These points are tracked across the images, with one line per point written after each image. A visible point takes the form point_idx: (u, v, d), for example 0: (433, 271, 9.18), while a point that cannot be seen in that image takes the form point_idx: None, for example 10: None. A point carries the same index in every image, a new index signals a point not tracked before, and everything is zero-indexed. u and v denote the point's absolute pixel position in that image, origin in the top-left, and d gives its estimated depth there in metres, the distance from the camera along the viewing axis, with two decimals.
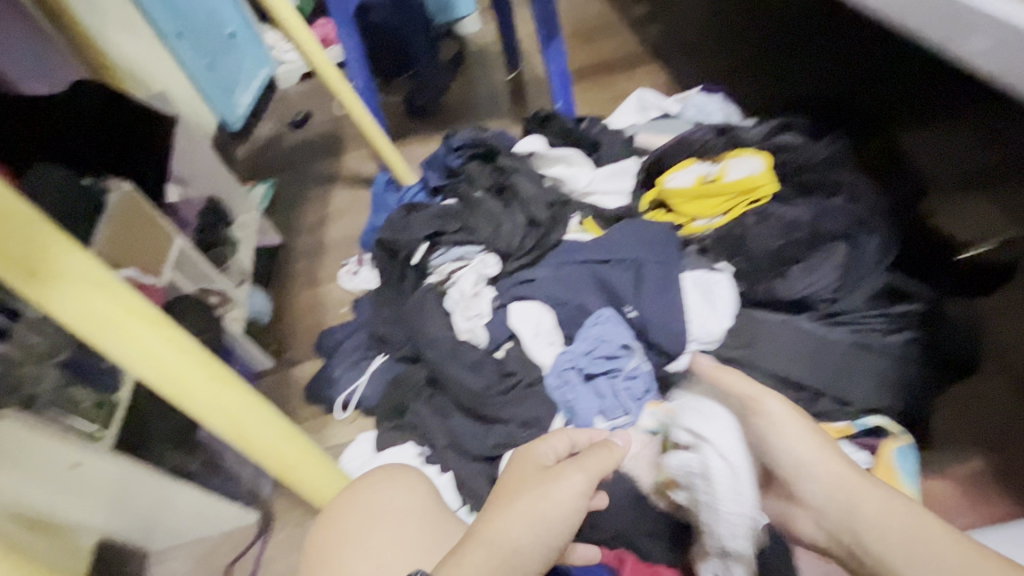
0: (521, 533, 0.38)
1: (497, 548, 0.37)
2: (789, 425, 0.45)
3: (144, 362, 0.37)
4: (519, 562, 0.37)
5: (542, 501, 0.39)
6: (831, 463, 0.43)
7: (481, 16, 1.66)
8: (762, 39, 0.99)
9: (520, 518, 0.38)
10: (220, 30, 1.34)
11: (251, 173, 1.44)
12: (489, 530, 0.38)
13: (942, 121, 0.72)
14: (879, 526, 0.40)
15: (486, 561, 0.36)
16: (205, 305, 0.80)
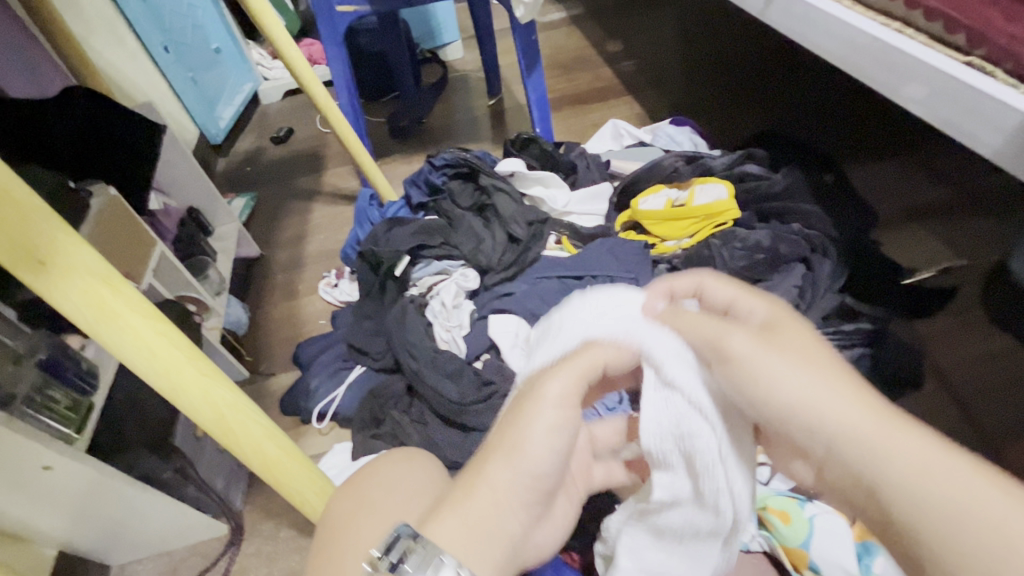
0: (510, 475, 0.35)
1: (488, 492, 0.35)
2: (775, 360, 0.30)
3: (139, 354, 0.38)
4: (493, 502, 0.34)
5: (528, 430, 0.36)
6: (843, 410, 0.28)
7: (465, 49, 1.74)
8: (740, 89, 1.16)
9: (505, 457, 0.35)
10: (206, 46, 1.40)
11: (230, 185, 1.44)
12: (486, 470, 0.35)
13: (901, 163, 0.86)
14: (934, 500, 0.25)
15: (460, 499, 0.34)
16: (185, 311, 0.80)
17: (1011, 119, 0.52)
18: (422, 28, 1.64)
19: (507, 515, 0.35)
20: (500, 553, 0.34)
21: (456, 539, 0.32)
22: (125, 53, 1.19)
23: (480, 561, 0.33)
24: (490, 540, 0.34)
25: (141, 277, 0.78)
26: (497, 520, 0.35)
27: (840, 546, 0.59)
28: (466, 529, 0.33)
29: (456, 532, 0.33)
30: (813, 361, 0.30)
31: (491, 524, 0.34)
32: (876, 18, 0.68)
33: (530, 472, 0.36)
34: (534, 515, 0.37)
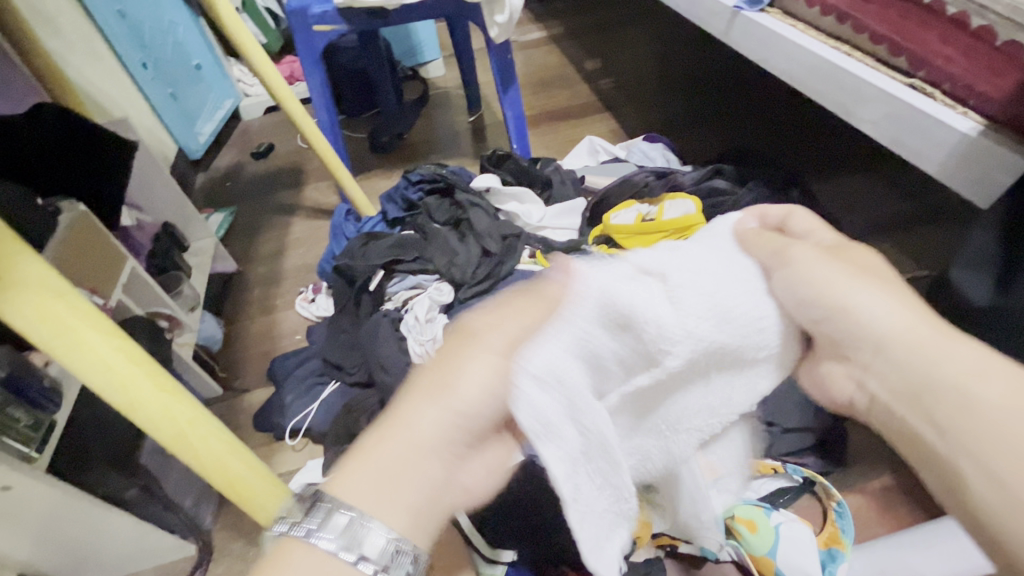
0: (426, 423, 0.34)
1: (402, 444, 0.34)
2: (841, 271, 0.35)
3: (98, 371, 0.38)
4: (419, 442, 0.34)
5: (449, 371, 0.35)
6: (897, 316, 0.33)
7: (448, 68, 1.77)
8: (700, 103, 1.18)
9: (430, 398, 0.34)
10: (186, 64, 1.40)
11: (209, 200, 1.44)
12: (397, 421, 0.35)
13: (850, 179, 0.85)
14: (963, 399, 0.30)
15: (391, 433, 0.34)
16: (156, 327, 0.80)
17: (952, 139, 0.56)
18: (403, 47, 1.67)
19: (432, 462, 0.34)
20: (422, 497, 0.34)
21: (367, 486, 0.33)
22: (103, 69, 1.19)
23: (392, 509, 0.33)
24: (402, 480, 0.33)
25: (110, 293, 0.77)
26: (414, 469, 0.33)
27: (803, 553, 0.60)
28: (377, 477, 0.33)
29: (366, 485, 0.33)
30: (880, 279, 0.35)
31: (403, 473, 0.33)
32: (828, 42, 0.71)
33: (448, 410, 0.34)
34: (457, 454, 0.34)
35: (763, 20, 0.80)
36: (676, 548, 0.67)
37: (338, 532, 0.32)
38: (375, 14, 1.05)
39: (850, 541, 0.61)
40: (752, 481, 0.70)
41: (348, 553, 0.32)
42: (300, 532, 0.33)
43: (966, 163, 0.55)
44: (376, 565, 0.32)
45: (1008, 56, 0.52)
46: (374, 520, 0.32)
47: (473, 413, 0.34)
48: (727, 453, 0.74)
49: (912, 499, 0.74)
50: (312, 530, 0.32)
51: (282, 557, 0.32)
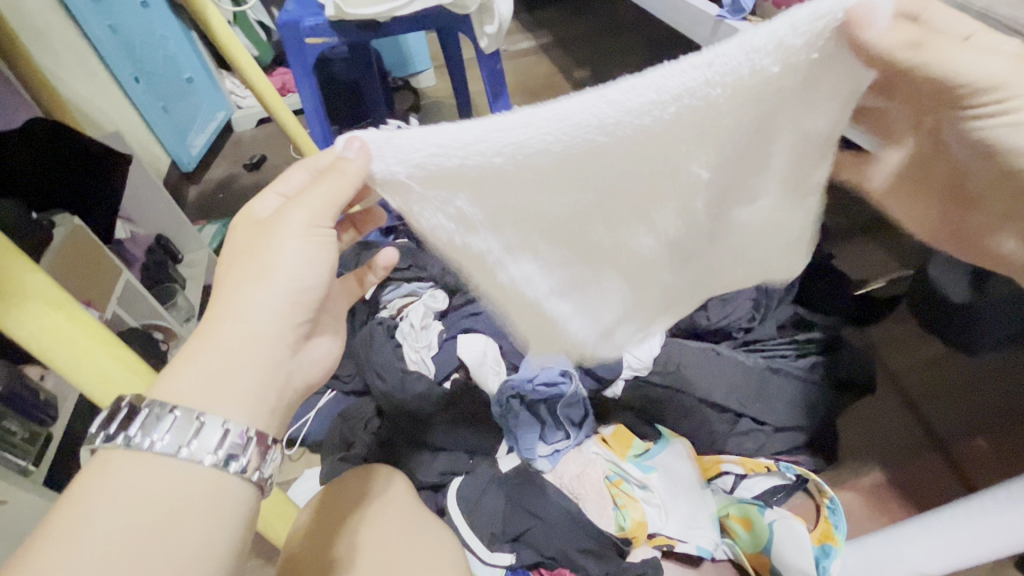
0: (256, 301, 0.38)
1: (225, 335, 0.37)
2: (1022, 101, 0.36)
3: (95, 379, 0.38)
4: (252, 334, 0.38)
5: (287, 250, 0.39)
6: None
7: (439, 78, 1.80)
8: None
9: (250, 284, 0.38)
10: (177, 76, 1.41)
11: (200, 212, 1.44)
12: (224, 304, 0.39)
13: None
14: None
15: (227, 330, 0.38)
16: (151, 338, 0.81)
17: None
18: (394, 57, 1.68)
19: (278, 346, 0.39)
20: (260, 382, 0.38)
21: (204, 375, 0.37)
22: (94, 83, 1.20)
23: (228, 398, 0.37)
24: (236, 376, 0.37)
25: (105, 307, 0.77)
26: (246, 353, 0.37)
27: (797, 548, 0.61)
28: (208, 372, 0.37)
29: (199, 369, 0.37)
30: None
31: (242, 350, 0.37)
32: None
33: (274, 280, 0.39)
34: (300, 333, 0.40)
35: (744, 28, 0.82)
36: (671, 548, 0.67)
37: (169, 430, 0.34)
38: (367, 26, 1.07)
39: (842, 537, 0.63)
40: (745, 480, 0.71)
41: (179, 448, 0.34)
42: (116, 441, 0.35)
43: None
44: (214, 455, 0.35)
45: None
46: (204, 414, 0.35)
47: (311, 290, 0.40)
48: (721, 453, 0.75)
49: (901, 493, 0.75)
50: (133, 435, 0.34)
51: (102, 466, 0.34)
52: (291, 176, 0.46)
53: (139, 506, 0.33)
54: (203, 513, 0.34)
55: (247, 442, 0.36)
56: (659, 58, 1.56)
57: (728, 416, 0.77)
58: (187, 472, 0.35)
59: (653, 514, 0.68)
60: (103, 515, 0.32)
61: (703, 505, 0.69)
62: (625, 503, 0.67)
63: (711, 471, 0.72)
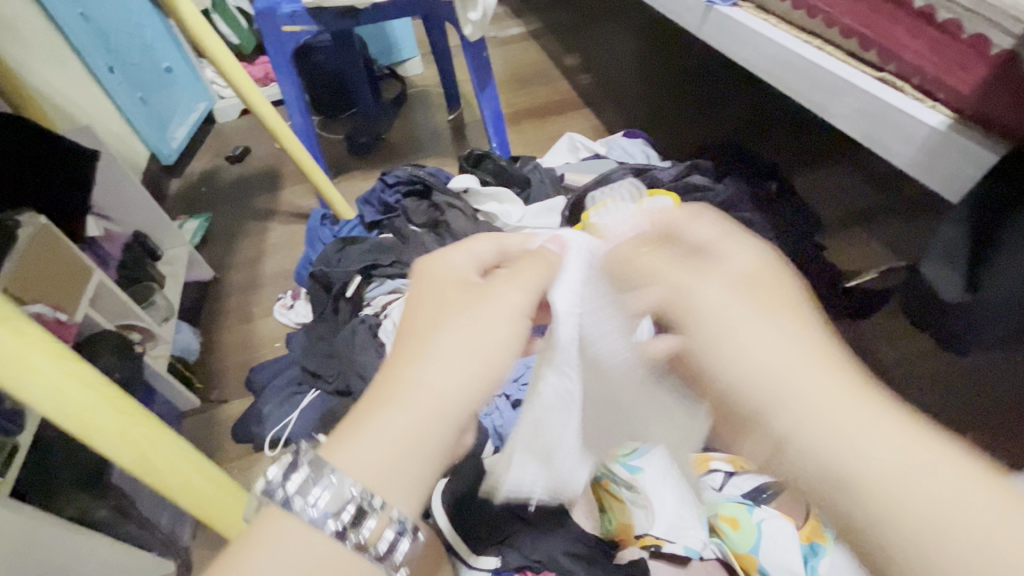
0: (447, 374, 0.36)
1: (411, 403, 0.36)
2: (746, 320, 0.33)
3: (48, 396, 0.36)
4: (441, 409, 0.36)
5: (481, 328, 0.38)
6: (789, 370, 0.30)
7: (427, 66, 1.75)
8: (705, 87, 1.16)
9: (467, 356, 0.37)
10: (155, 66, 1.36)
11: (182, 206, 1.40)
12: (409, 377, 0.36)
13: None
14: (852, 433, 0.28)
15: (427, 396, 0.36)
16: (125, 341, 0.78)
17: (922, 131, 0.56)
18: (380, 45, 1.64)
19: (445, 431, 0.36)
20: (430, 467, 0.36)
21: (391, 449, 0.35)
22: (68, 76, 1.16)
23: (406, 479, 0.35)
24: (418, 455, 0.35)
25: (75, 309, 0.74)
26: (429, 432, 0.35)
27: (787, 547, 0.61)
28: (394, 442, 0.35)
29: (386, 445, 0.35)
30: (777, 320, 0.32)
31: (427, 414, 0.35)
32: (801, 36, 0.71)
33: (478, 354, 0.37)
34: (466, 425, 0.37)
35: (735, 14, 0.79)
36: (659, 550, 0.64)
37: (322, 497, 0.34)
38: (346, 13, 1.03)
39: (830, 534, 0.62)
40: (735, 478, 0.70)
41: (329, 520, 0.34)
42: (276, 496, 0.35)
43: (934, 156, 0.56)
44: (336, 521, 0.34)
45: (974, 49, 0.52)
46: (337, 472, 0.35)
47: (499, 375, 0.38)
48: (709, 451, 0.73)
49: None
50: (291, 492, 0.35)
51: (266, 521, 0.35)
52: (476, 245, 0.44)
53: (299, 565, 0.33)
54: None
55: (371, 510, 0.34)
56: (654, 42, 1.52)
57: None
58: (334, 545, 0.34)
59: (640, 515, 0.66)
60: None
61: (691, 504, 0.67)
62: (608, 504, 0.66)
63: (700, 468, 0.71)
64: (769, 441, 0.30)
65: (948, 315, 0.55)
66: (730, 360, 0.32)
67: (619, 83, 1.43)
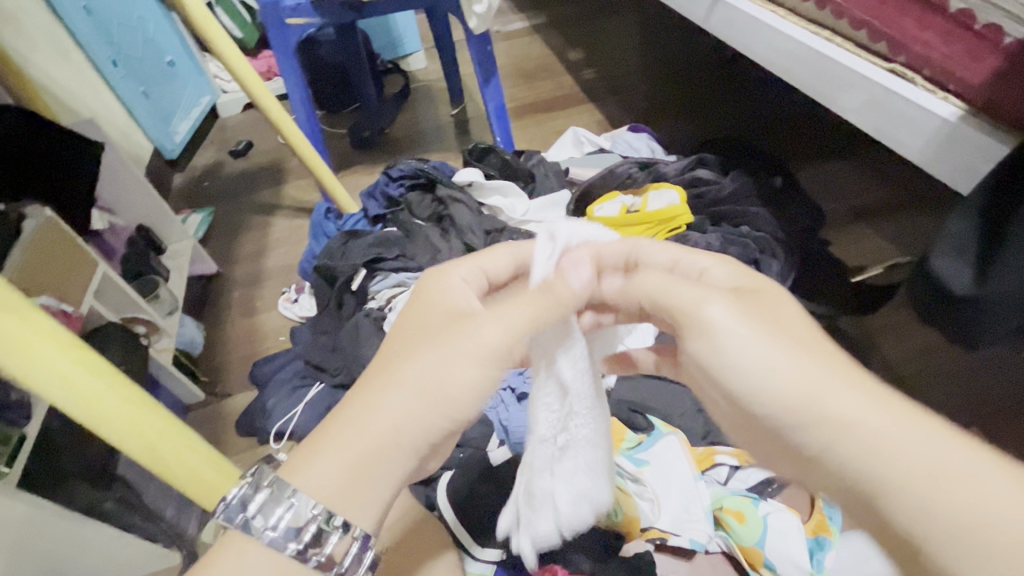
0: (402, 405, 0.36)
1: (367, 430, 0.35)
2: (739, 334, 0.33)
3: (57, 384, 0.36)
4: (396, 442, 0.36)
5: (446, 365, 0.36)
6: (794, 386, 0.32)
7: (430, 60, 1.74)
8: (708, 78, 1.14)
9: (422, 396, 0.36)
10: (158, 59, 1.36)
11: (185, 200, 1.40)
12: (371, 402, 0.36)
13: None
14: (873, 443, 0.29)
15: (379, 432, 0.35)
16: (131, 334, 0.78)
17: (933, 124, 0.55)
18: (383, 39, 1.63)
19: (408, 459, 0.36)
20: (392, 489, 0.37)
21: (339, 479, 0.35)
22: (70, 69, 1.16)
23: (364, 504, 0.36)
24: (376, 483, 0.36)
25: (80, 301, 0.74)
26: (388, 461, 0.36)
27: (794, 541, 0.61)
28: (348, 464, 0.35)
29: (336, 469, 0.35)
30: (773, 332, 0.34)
31: (377, 446, 0.35)
32: (809, 27, 0.70)
33: (438, 391, 0.36)
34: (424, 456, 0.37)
35: (744, 5, 0.79)
36: (665, 541, 0.64)
37: (282, 521, 0.34)
38: (350, 5, 1.03)
39: (836, 528, 0.63)
40: (739, 472, 0.71)
41: (290, 541, 0.35)
42: (236, 518, 0.35)
43: (945, 149, 0.56)
44: (296, 543, 0.35)
45: (986, 39, 0.51)
46: (295, 494, 0.35)
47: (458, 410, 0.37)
48: (716, 445, 0.74)
49: None
50: (250, 515, 0.35)
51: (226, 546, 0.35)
52: (489, 259, 0.44)
53: None
54: None
55: (332, 531, 0.35)
56: (658, 37, 1.51)
57: None
58: (293, 562, 0.35)
59: (647, 508, 0.65)
60: None
61: (697, 498, 0.66)
62: (617, 497, 0.64)
63: (704, 462, 0.72)
64: (795, 455, 0.32)
65: (958, 309, 0.54)
66: (745, 383, 0.33)
67: (623, 78, 1.42)
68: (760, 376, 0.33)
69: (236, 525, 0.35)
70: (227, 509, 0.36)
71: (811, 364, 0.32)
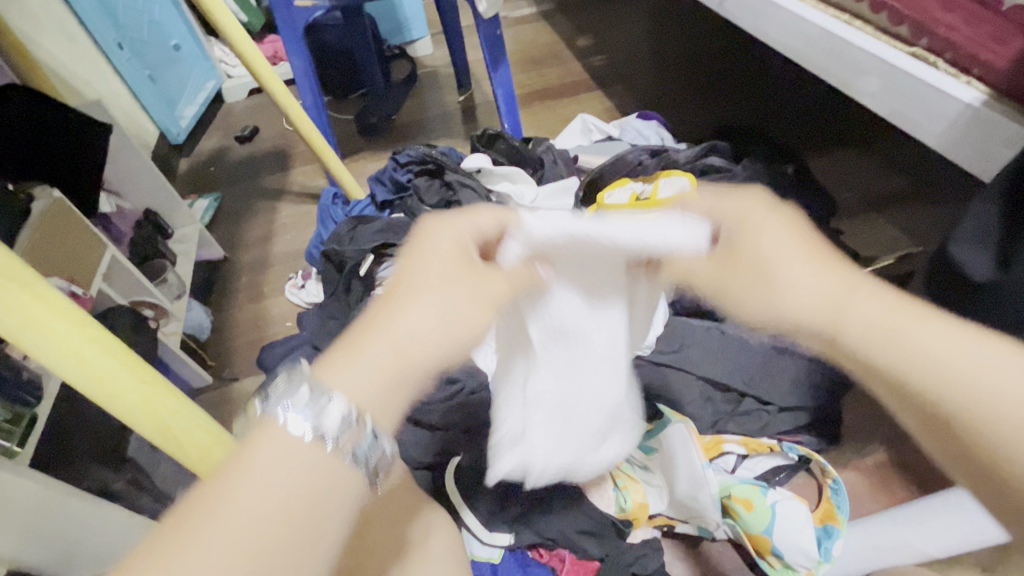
0: (421, 326, 0.32)
1: (387, 349, 0.31)
2: (801, 265, 0.37)
3: (69, 363, 0.36)
4: (413, 359, 0.31)
5: (468, 305, 0.33)
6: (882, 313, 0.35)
7: (437, 46, 1.72)
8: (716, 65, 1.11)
9: (439, 316, 0.32)
10: (164, 42, 1.35)
11: (191, 185, 1.40)
12: (389, 324, 0.32)
13: None
14: (915, 346, 0.33)
15: (381, 354, 0.31)
16: (140, 316, 0.79)
17: (955, 110, 0.54)
18: (390, 24, 1.61)
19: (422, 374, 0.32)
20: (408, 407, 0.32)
21: (374, 391, 0.30)
22: (77, 52, 1.15)
23: (393, 408, 0.31)
24: (399, 388, 0.31)
25: (89, 283, 0.74)
26: (405, 380, 0.31)
27: (799, 530, 0.60)
28: (374, 375, 0.31)
29: (371, 391, 0.30)
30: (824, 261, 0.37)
31: (403, 366, 0.31)
32: (827, 11, 0.69)
33: (457, 324, 0.33)
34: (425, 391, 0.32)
35: None
36: (672, 528, 0.68)
37: (319, 413, 0.29)
38: None
39: (844, 518, 0.63)
40: (748, 461, 0.71)
41: (325, 437, 0.29)
42: (270, 411, 0.30)
43: (967, 134, 0.54)
44: (333, 439, 0.29)
45: (1013, 20, 0.50)
46: (334, 392, 0.30)
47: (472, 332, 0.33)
48: (723, 433, 0.73)
49: (907, 476, 0.73)
50: (286, 408, 0.30)
51: (260, 430, 0.29)
52: (481, 217, 0.38)
53: (283, 488, 0.28)
54: (334, 523, 0.29)
55: (372, 430, 0.30)
56: (669, 24, 1.49)
57: (732, 396, 0.75)
58: (325, 464, 0.29)
59: (654, 495, 0.67)
60: (243, 500, 0.27)
61: (705, 487, 0.62)
62: (625, 484, 0.67)
63: (713, 450, 0.71)
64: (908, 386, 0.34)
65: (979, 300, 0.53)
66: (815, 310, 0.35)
67: (633, 64, 1.41)
68: (840, 317, 0.35)
69: (271, 415, 0.30)
70: (264, 399, 0.31)
71: (845, 295, 0.35)
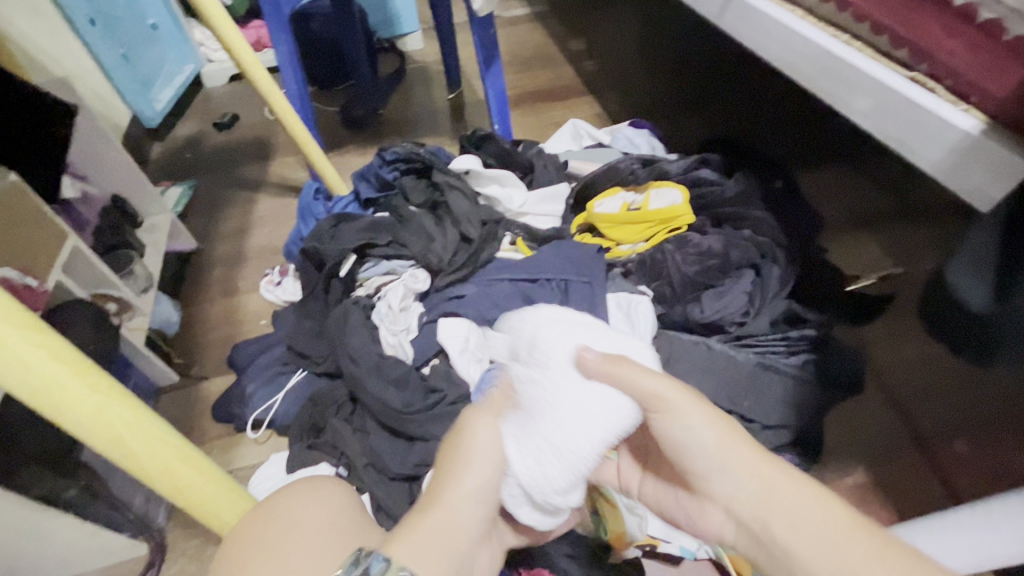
0: (466, 507, 0.43)
1: (438, 524, 0.41)
2: (694, 426, 0.43)
3: (11, 370, 0.33)
4: (455, 533, 0.41)
5: (458, 522, 0.42)
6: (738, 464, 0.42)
7: (427, 42, 1.69)
8: (688, 66, 1.06)
9: (436, 514, 0.42)
10: (140, 21, 1.29)
11: (163, 172, 1.34)
12: (442, 499, 0.43)
13: (828, 172, 0.82)
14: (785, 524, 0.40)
15: (437, 532, 0.41)
16: (101, 311, 0.74)
17: (955, 137, 0.54)
18: (379, 15, 1.56)
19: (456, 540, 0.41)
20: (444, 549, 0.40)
21: (427, 557, 0.39)
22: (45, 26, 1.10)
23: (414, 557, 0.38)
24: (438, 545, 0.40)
25: (47, 274, 0.69)
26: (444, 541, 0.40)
27: None
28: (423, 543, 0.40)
29: (424, 550, 0.39)
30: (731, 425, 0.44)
31: (448, 541, 0.40)
32: (828, 30, 0.68)
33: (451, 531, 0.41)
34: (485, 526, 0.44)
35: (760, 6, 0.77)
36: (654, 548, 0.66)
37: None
38: None
39: None
40: None
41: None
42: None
43: (964, 161, 0.54)
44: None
45: (1013, 51, 0.50)
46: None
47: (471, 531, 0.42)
48: None
49: (885, 496, 0.74)
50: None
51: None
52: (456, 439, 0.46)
53: None
54: None
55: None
56: None
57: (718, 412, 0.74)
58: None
59: (634, 524, 0.60)
60: None
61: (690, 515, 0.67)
62: (605, 513, 0.60)
63: None
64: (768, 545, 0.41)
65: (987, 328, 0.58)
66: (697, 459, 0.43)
67: None
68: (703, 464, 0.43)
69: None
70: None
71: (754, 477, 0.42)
